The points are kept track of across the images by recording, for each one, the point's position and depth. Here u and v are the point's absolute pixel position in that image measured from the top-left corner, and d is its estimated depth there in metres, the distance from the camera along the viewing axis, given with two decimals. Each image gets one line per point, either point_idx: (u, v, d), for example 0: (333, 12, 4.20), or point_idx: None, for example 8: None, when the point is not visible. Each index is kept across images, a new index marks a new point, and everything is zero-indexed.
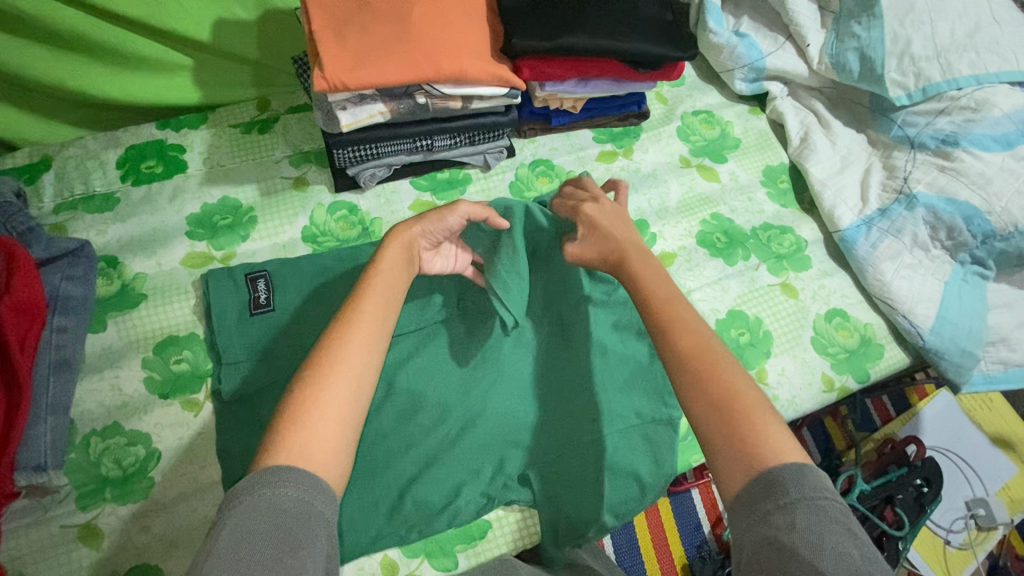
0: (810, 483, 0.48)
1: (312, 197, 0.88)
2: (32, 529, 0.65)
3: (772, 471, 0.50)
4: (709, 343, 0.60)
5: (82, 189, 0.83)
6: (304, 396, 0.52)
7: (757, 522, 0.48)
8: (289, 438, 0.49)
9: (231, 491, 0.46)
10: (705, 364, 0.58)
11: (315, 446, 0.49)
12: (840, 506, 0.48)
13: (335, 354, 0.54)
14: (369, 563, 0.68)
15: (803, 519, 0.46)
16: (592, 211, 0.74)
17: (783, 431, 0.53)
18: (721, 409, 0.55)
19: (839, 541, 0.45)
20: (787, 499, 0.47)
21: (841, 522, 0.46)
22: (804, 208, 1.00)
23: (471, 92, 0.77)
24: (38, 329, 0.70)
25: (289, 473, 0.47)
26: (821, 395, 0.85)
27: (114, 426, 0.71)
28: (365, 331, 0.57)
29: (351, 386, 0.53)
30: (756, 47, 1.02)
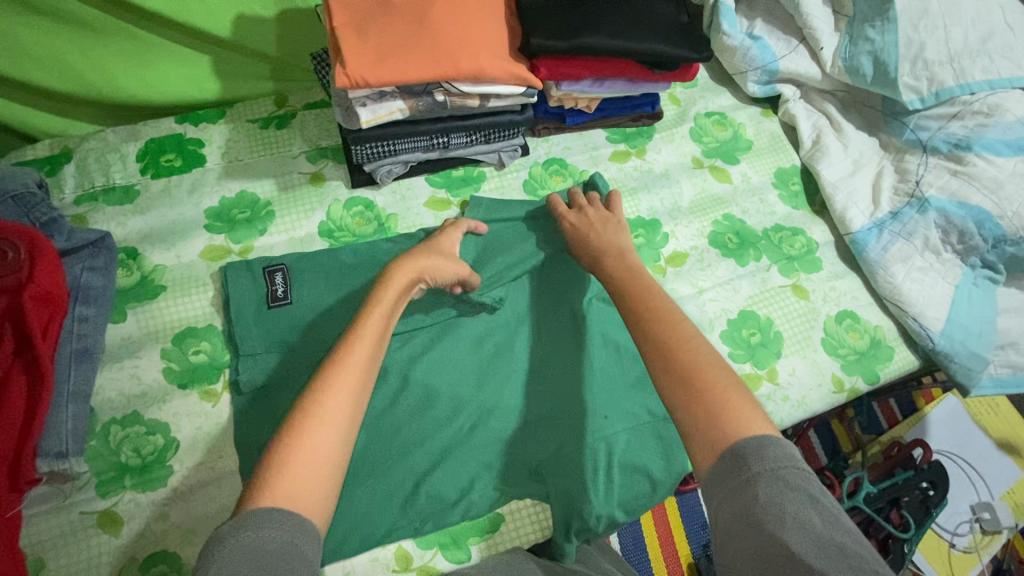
0: (771, 454, 0.50)
1: (329, 192, 0.89)
2: (53, 515, 0.66)
3: (736, 447, 0.51)
4: (679, 329, 0.63)
5: (102, 182, 0.85)
6: (287, 440, 0.52)
7: (726, 498, 0.49)
8: (276, 483, 0.49)
9: (213, 538, 0.47)
10: (676, 348, 0.61)
11: (302, 488, 0.50)
12: (803, 473, 0.49)
13: (321, 393, 0.55)
14: (383, 554, 0.69)
15: (766, 491, 0.47)
16: (573, 220, 0.81)
17: (746, 405, 0.55)
18: (688, 388, 0.57)
19: (801, 509, 0.46)
20: (751, 473, 0.49)
21: (802, 489, 0.48)
22: (816, 210, 1.00)
23: (489, 91, 0.77)
24: (60, 319, 0.71)
25: (271, 513, 0.47)
26: (831, 396, 0.85)
27: (133, 415, 0.72)
28: (351, 371, 0.57)
29: (337, 423, 0.54)
30: (769, 50, 1.03)
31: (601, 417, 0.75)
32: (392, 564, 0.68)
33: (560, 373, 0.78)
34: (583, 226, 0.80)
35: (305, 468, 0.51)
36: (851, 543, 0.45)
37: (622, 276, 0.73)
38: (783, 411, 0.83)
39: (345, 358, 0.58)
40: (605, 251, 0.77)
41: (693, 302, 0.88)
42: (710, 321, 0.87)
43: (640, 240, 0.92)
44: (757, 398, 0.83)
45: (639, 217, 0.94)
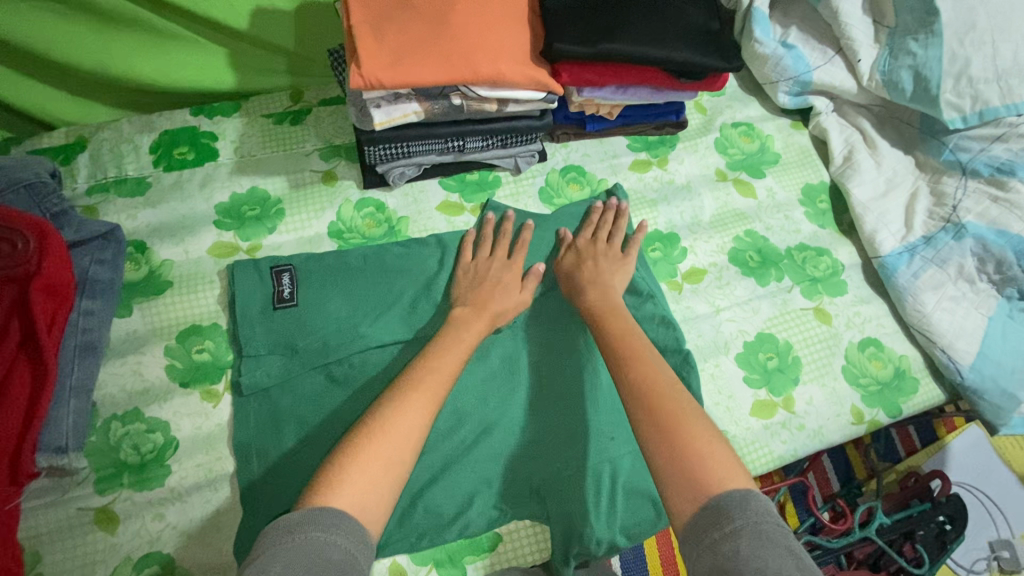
0: (753, 509, 0.50)
1: (341, 192, 0.87)
2: (51, 509, 0.66)
3: (718, 499, 0.52)
4: (659, 376, 0.64)
5: (115, 173, 0.84)
6: (352, 447, 0.56)
7: (705, 551, 0.49)
8: (344, 485, 0.53)
9: (287, 523, 0.49)
10: (655, 395, 0.62)
11: (366, 496, 0.53)
12: (783, 530, 0.50)
13: (389, 415, 0.59)
14: (377, 568, 0.67)
15: (748, 544, 0.47)
16: (575, 247, 0.82)
17: (726, 457, 0.56)
18: (665, 432, 0.58)
19: (781, 564, 0.46)
20: (732, 527, 0.49)
21: (783, 545, 0.48)
22: (843, 230, 0.96)
23: (507, 96, 0.74)
24: (66, 311, 0.71)
25: (340, 519, 0.50)
26: (850, 428, 0.82)
27: (134, 412, 0.71)
28: (427, 394, 0.62)
29: (408, 440, 0.58)
30: (803, 60, 0.99)
31: (607, 438, 0.73)
32: None
33: (562, 388, 0.76)
34: (580, 257, 0.81)
35: (372, 475, 0.54)
36: None
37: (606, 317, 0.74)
38: (797, 440, 0.79)
39: (423, 379, 0.63)
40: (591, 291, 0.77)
41: (709, 322, 0.85)
42: (726, 342, 0.83)
43: (657, 254, 0.89)
44: (771, 426, 0.79)
45: (657, 230, 0.91)
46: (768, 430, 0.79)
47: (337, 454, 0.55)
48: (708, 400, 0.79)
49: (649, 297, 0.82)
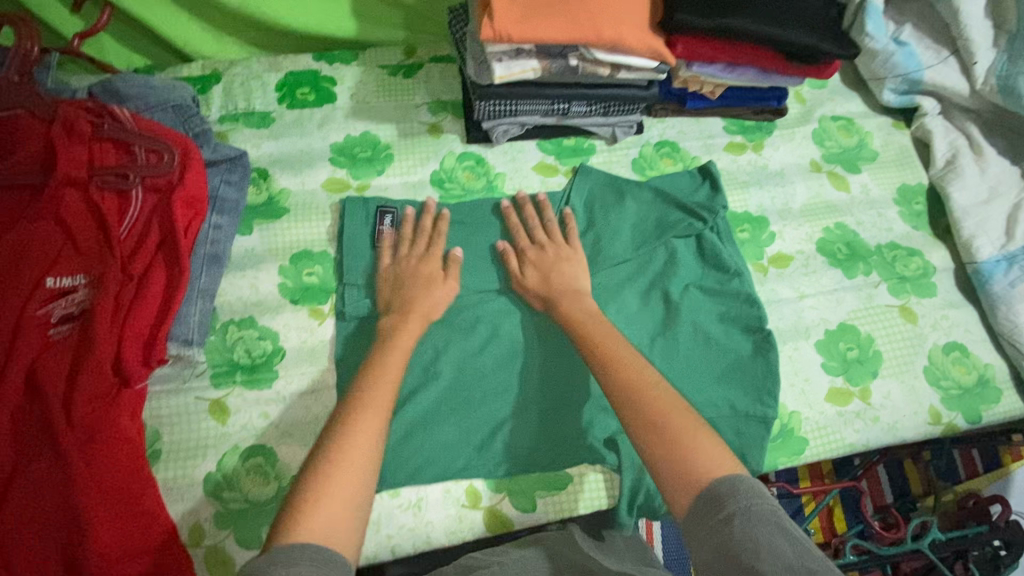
0: (743, 490, 0.51)
1: (445, 144, 0.92)
2: (173, 394, 0.74)
3: (711, 487, 0.52)
4: (637, 376, 0.63)
5: (244, 105, 0.91)
6: (316, 480, 0.54)
7: (705, 539, 0.50)
8: (306, 520, 0.51)
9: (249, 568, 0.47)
10: (642, 401, 0.60)
11: (331, 525, 0.51)
12: (773, 506, 0.51)
13: (339, 441, 0.57)
14: (456, 488, 0.72)
15: (741, 526, 0.49)
16: (530, 259, 0.79)
17: (713, 445, 0.57)
18: (658, 437, 0.58)
19: (773, 539, 0.48)
20: (726, 511, 0.50)
21: (774, 521, 0.49)
22: (938, 233, 0.94)
23: (623, 61, 0.77)
24: (199, 222, 0.79)
25: (303, 552, 0.48)
26: (926, 427, 0.81)
27: (249, 320, 0.78)
28: (374, 414, 0.59)
29: (360, 465, 0.56)
30: (915, 58, 0.97)
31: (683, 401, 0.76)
32: (462, 499, 0.72)
33: None
34: (539, 267, 0.78)
35: (334, 505, 0.52)
36: (822, 568, 0.46)
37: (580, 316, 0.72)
38: (870, 432, 0.79)
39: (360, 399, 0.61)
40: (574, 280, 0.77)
41: (792, 306, 0.85)
42: (806, 327, 0.84)
43: (745, 235, 0.90)
44: (845, 414, 0.80)
45: (747, 212, 0.92)
46: (841, 417, 0.79)
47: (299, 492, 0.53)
48: (784, 381, 0.80)
49: (735, 275, 0.83)
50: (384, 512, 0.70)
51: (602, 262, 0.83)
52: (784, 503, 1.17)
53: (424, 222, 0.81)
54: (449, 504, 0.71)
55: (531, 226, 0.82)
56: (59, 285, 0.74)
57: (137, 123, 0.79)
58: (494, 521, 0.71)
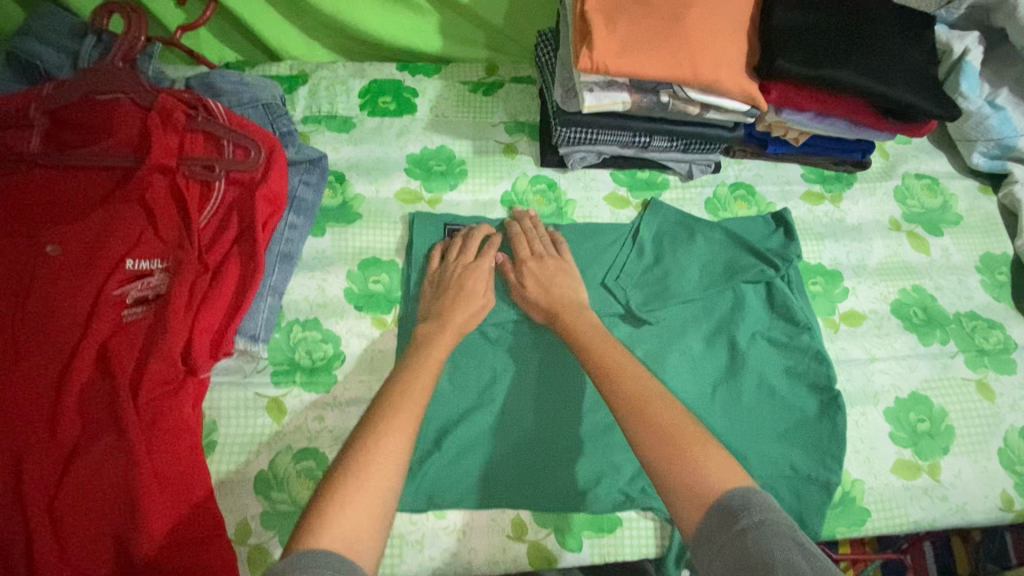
0: (756, 504, 0.47)
1: (519, 165, 0.91)
2: (233, 387, 0.75)
3: (725, 500, 0.48)
4: (644, 384, 0.59)
5: (327, 108, 0.92)
6: (343, 477, 0.50)
7: (715, 555, 0.46)
8: (331, 519, 0.47)
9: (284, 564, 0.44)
10: (650, 413, 0.56)
11: (353, 530, 0.47)
12: (790, 521, 0.46)
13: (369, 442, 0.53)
14: (502, 517, 0.71)
15: (754, 540, 0.44)
16: (529, 268, 0.77)
17: (724, 458, 0.52)
18: (664, 446, 0.53)
19: (789, 555, 0.43)
20: (738, 525, 0.46)
21: (791, 536, 0.44)
22: (1021, 308, 0.90)
23: (714, 102, 0.76)
24: (277, 220, 0.80)
25: (326, 559, 0.44)
26: (997, 512, 0.76)
27: (314, 321, 0.78)
28: (407, 418, 0.56)
29: (389, 473, 0.51)
30: (1010, 124, 0.94)
31: (740, 456, 0.74)
32: (507, 530, 0.70)
33: (687, 398, 0.77)
34: (539, 276, 0.77)
35: (360, 508, 0.48)
36: None
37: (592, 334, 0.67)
38: (938, 511, 0.75)
39: (393, 400, 0.57)
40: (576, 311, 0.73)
41: (862, 368, 0.82)
42: (875, 392, 0.80)
43: (818, 288, 0.87)
44: (911, 489, 0.76)
45: (821, 264, 0.89)
46: (907, 492, 0.75)
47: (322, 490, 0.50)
48: (849, 446, 0.77)
49: (806, 329, 0.81)
50: (428, 532, 0.69)
51: (668, 302, 0.81)
52: None
53: (478, 231, 0.81)
54: (493, 533, 0.70)
55: (533, 238, 0.81)
56: (137, 268, 0.77)
57: (228, 118, 0.81)
58: (538, 557, 0.69)
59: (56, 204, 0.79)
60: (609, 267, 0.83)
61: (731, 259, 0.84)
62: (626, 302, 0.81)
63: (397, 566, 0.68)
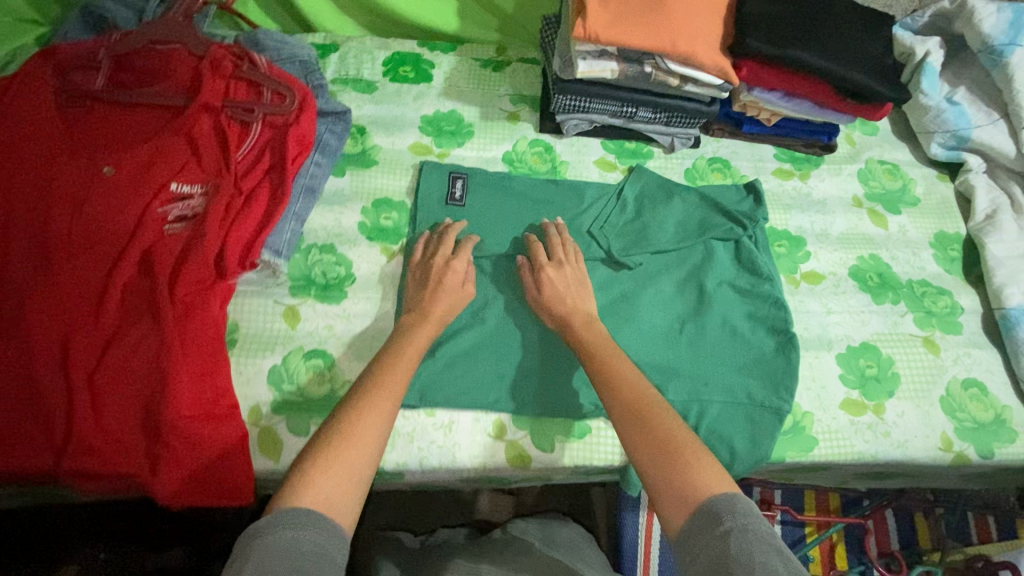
0: (741, 509, 0.53)
1: (519, 130, 1.02)
2: (257, 294, 0.85)
3: (710, 502, 0.55)
4: (642, 392, 0.67)
5: (354, 73, 1.05)
6: (325, 448, 0.58)
7: (699, 553, 0.52)
8: (312, 482, 0.55)
9: (259, 525, 0.52)
10: (644, 418, 0.63)
11: (333, 491, 0.55)
12: (769, 528, 0.53)
13: (355, 418, 0.61)
14: (485, 419, 0.80)
15: (737, 543, 0.51)
16: (549, 277, 0.82)
17: (711, 461, 0.59)
18: (659, 452, 0.60)
19: (768, 558, 0.50)
20: (723, 528, 0.52)
21: (770, 542, 0.51)
22: (970, 280, 0.98)
23: (691, 74, 0.88)
24: (305, 158, 0.91)
25: (306, 517, 0.52)
26: (936, 452, 0.84)
27: (329, 246, 0.89)
28: (387, 398, 0.64)
29: (367, 444, 0.60)
30: (965, 117, 1.04)
31: (701, 383, 0.83)
32: (489, 430, 0.79)
33: (656, 332, 0.87)
34: (556, 286, 0.82)
35: (339, 474, 0.56)
36: None
37: (595, 341, 0.75)
38: (880, 444, 0.83)
39: (379, 383, 0.66)
40: (573, 316, 0.79)
41: (818, 319, 0.91)
42: (829, 340, 0.89)
43: (782, 250, 0.96)
44: (856, 424, 0.84)
45: (786, 230, 0.98)
46: (853, 425, 0.83)
47: (303, 458, 0.58)
48: (801, 382, 0.85)
49: (767, 280, 0.90)
50: (418, 427, 0.78)
51: (645, 250, 0.91)
52: (785, 530, 1.18)
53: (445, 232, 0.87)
54: (476, 432, 0.79)
55: (553, 250, 0.86)
56: (179, 191, 0.88)
57: (269, 70, 0.93)
58: (514, 455, 0.78)
59: (113, 132, 0.90)
60: (594, 219, 0.93)
61: (704, 219, 0.94)
62: (607, 247, 0.91)
63: (389, 454, 0.76)
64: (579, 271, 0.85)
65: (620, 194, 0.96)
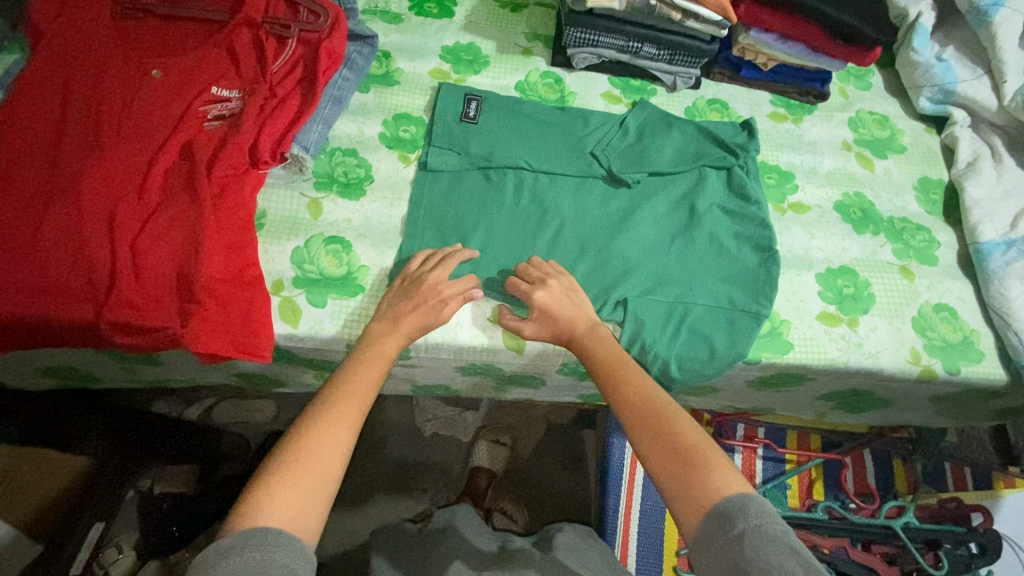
0: (754, 511, 0.57)
1: (532, 63, 1.10)
2: (288, 184, 0.94)
3: (721, 507, 0.58)
4: (651, 395, 0.70)
5: (382, 5, 1.13)
6: (284, 471, 0.60)
7: (715, 554, 0.57)
8: (273, 506, 0.58)
9: (225, 544, 0.54)
10: (659, 422, 0.67)
11: (294, 513, 0.58)
12: (782, 527, 0.57)
13: (311, 437, 0.63)
14: (485, 306, 0.88)
15: (750, 546, 0.55)
16: (542, 297, 0.81)
17: (728, 465, 0.63)
18: (673, 456, 0.64)
19: (783, 560, 0.53)
20: (735, 530, 0.56)
21: (782, 542, 0.55)
22: (949, 221, 1.04)
23: (692, 8, 0.96)
24: (335, 71, 0.99)
25: (273, 537, 0.55)
26: (905, 364, 0.89)
27: (352, 150, 0.98)
28: (344, 415, 0.66)
29: (325, 462, 0.62)
30: (952, 72, 1.10)
31: (687, 288, 0.90)
32: (488, 315, 0.87)
33: (648, 242, 0.94)
34: (551, 308, 0.81)
35: (298, 497, 0.59)
36: None
37: (593, 342, 0.78)
38: (851, 353, 0.89)
39: (336, 398, 0.67)
40: (573, 328, 0.80)
41: (801, 243, 0.97)
42: (810, 261, 0.95)
43: (771, 182, 1.03)
44: (830, 334, 0.90)
45: (777, 165, 1.05)
46: (827, 335, 0.89)
47: (259, 482, 0.60)
48: (781, 294, 0.92)
49: (755, 203, 0.97)
50: None
51: (643, 171, 0.98)
52: (767, 465, 1.24)
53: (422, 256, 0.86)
54: (477, 316, 0.87)
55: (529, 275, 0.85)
56: (219, 94, 0.96)
57: None
58: (511, 339, 0.86)
59: (162, 41, 0.98)
60: (597, 142, 1.00)
61: (699, 149, 1.01)
62: (607, 166, 0.98)
63: None
64: (565, 283, 0.84)
65: (623, 121, 1.03)
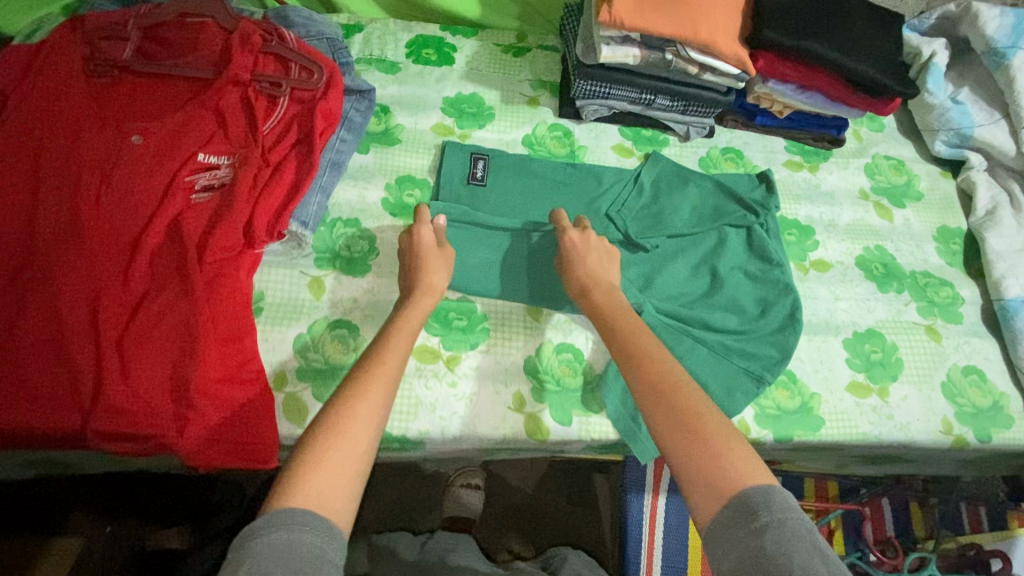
0: (776, 503, 0.52)
1: (539, 114, 1.05)
2: (285, 264, 0.88)
3: (743, 495, 0.53)
4: (665, 372, 0.65)
5: (378, 53, 1.06)
6: (318, 445, 0.55)
7: (730, 548, 0.51)
8: (305, 483, 0.52)
9: (249, 528, 0.49)
10: (670, 398, 0.62)
11: (325, 492, 0.52)
12: (806, 524, 0.51)
13: (344, 411, 0.58)
14: (505, 392, 0.82)
15: (774, 540, 0.49)
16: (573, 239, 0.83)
17: (746, 452, 0.57)
18: (686, 434, 0.58)
19: (807, 559, 0.48)
20: (757, 524, 0.51)
21: (807, 540, 0.50)
22: (971, 273, 1.02)
23: (710, 63, 0.90)
24: (331, 133, 0.93)
25: (304, 516, 0.50)
26: (938, 435, 0.86)
27: (354, 221, 0.92)
28: (378, 386, 0.61)
29: (360, 437, 0.57)
30: (968, 116, 1.07)
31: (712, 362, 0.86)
32: (509, 402, 0.82)
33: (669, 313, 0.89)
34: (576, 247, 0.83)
35: (329, 473, 0.53)
36: None
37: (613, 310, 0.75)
38: (883, 425, 0.86)
39: (370, 371, 0.63)
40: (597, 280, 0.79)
41: (825, 305, 0.94)
42: (836, 325, 0.92)
43: (792, 238, 0.99)
44: (861, 405, 0.87)
45: (796, 220, 1.01)
46: (858, 406, 0.87)
47: (291, 460, 0.55)
48: (809, 365, 0.89)
49: (777, 266, 0.93)
50: (441, 397, 0.81)
51: (660, 235, 0.94)
52: None
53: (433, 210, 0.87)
54: (497, 404, 0.81)
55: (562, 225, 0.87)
56: (206, 161, 0.87)
57: (297, 44, 0.95)
58: (532, 426, 0.80)
59: (141, 102, 0.90)
60: (611, 202, 0.95)
61: (717, 209, 0.97)
62: (622, 229, 0.93)
63: (411, 423, 0.79)
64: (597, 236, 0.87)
65: (637, 180, 0.98)
